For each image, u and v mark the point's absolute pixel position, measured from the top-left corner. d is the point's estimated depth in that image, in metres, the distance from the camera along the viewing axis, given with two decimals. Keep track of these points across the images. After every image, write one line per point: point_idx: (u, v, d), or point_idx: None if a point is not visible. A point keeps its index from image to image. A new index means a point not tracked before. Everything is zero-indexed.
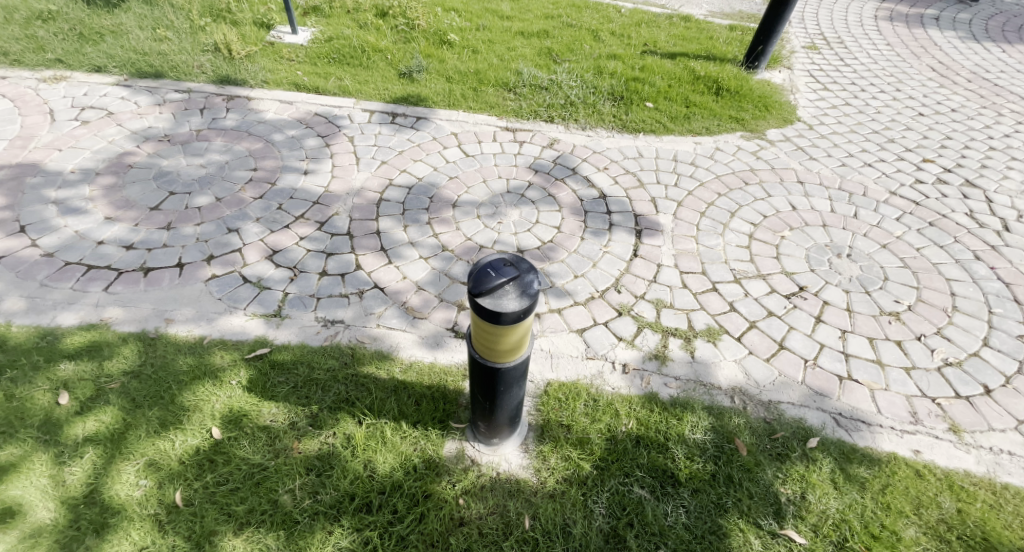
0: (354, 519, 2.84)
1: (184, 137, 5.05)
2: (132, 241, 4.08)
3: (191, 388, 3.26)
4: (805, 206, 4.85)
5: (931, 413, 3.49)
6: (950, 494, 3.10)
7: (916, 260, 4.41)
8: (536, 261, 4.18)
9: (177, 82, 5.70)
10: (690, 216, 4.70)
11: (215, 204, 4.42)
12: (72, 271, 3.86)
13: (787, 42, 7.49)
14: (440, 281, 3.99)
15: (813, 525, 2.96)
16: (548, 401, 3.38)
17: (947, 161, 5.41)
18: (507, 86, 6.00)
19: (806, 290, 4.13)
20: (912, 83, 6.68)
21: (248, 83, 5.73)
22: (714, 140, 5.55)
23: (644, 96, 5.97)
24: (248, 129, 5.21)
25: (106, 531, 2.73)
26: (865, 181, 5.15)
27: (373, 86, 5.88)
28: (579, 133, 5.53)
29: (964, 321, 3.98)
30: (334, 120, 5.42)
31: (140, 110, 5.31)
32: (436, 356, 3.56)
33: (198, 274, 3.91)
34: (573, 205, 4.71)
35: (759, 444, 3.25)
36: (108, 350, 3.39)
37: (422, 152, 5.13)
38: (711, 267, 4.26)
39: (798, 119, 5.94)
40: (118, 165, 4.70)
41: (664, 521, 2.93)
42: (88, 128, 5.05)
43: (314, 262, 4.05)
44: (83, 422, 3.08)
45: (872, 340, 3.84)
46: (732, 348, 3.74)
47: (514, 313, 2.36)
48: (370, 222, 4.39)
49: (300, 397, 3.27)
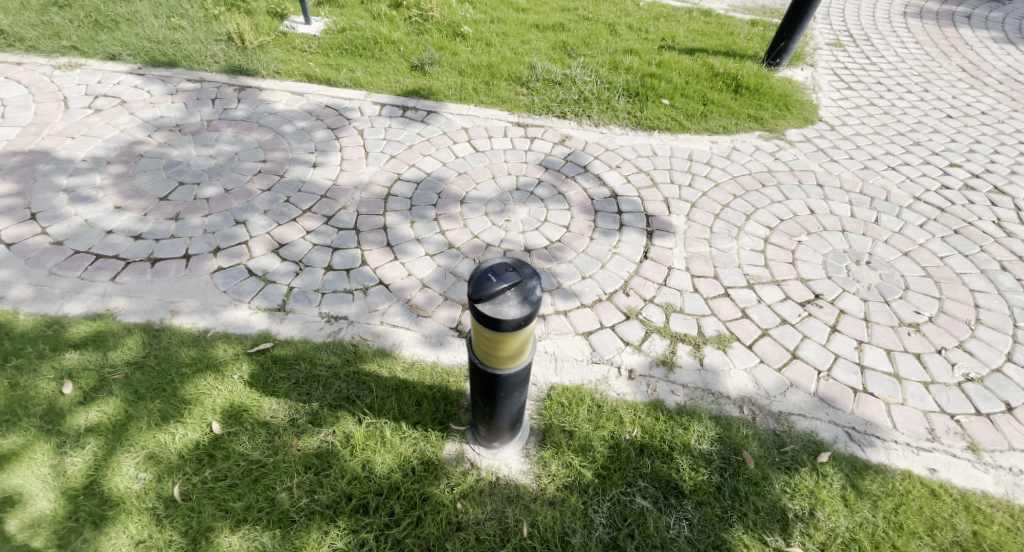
0: (350, 520, 2.81)
1: (195, 127, 5.05)
2: (140, 231, 4.09)
3: (192, 381, 3.25)
4: (824, 210, 4.70)
5: (950, 430, 3.37)
6: (966, 515, 2.99)
7: (939, 269, 4.25)
8: (544, 260, 4.11)
9: (190, 71, 5.71)
10: (703, 218, 4.57)
11: (223, 196, 4.40)
12: (81, 259, 3.87)
13: (811, 39, 7.28)
14: (446, 279, 3.93)
15: (820, 542, 2.88)
16: (550, 405, 3.33)
17: (974, 166, 5.22)
18: (520, 80, 5.90)
19: (822, 298, 4.01)
20: (941, 83, 6.46)
21: (260, 73, 5.72)
22: (731, 140, 5.41)
23: (660, 92, 5.84)
24: (259, 120, 5.19)
25: (104, 523, 2.73)
26: (888, 186, 4.97)
27: (385, 79, 5.82)
28: (592, 129, 5.42)
29: (988, 335, 3.84)
30: (344, 112, 5.38)
31: (152, 99, 5.32)
32: (439, 356, 3.52)
33: (204, 266, 3.90)
34: (584, 204, 4.62)
35: (767, 457, 3.17)
36: (113, 340, 3.39)
37: (432, 147, 5.06)
38: (724, 272, 4.15)
39: (820, 119, 5.77)
40: (129, 154, 4.70)
41: (666, 534, 2.86)
42: (101, 116, 5.07)
43: (320, 257, 4.02)
44: (86, 412, 3.09)
45: (890, 352, 3.72)
46: (743, 357, 3.65)
47: (514, 320, 2.34)
48: (376, 217, 4.35)
49: (301, 393, 3.25)
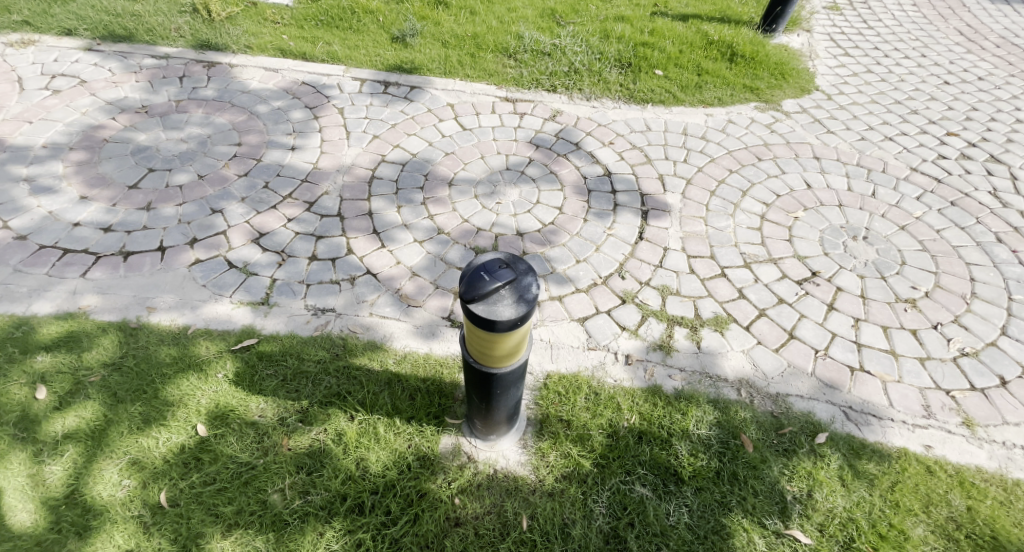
0: (346, 521, 2.73)
1: (163, 108, 4.76)
2: (110, 222, 3.87)
3: (174, 382, 3.12)
4: (820, 184, 4.60)
5: (945, 406, 3.36)
6: (960, 491, 3.00)
7: (936, 243, 4.20)
8: (537, 244, 3.98)
9: (153, 46, 5.37)
10: (698, 195, 4.45)
11: (197, 182, 4.18)
12: (47, 254, 3.66)
13: (806, 2, 7.05)
14: (436, 267, 3.79)
15: (818, 524, 2.86)
16: (547, 395, 3.26)
17: (971, 135, 5.12)
18: (507, 51, 5.64)
19: (819, 276, 3.95)
20: (939, 47, 6.31)
21: (230, 48, 5.40)
22: (726, 112, 5.24)
23: (653, 62, 5.62)
24: (231, 99, 4.92)
25: (89, 533, 2.62)
26: (885, 157, 4.87)
27: (364, 52, 5.53)
28: (583, 103, 5.23)
29: (983, 309, 3.81)
30: (323, 89, 5.11)
31: (114, 78, 5.00)
32: (431, 347, 3.41)
33: (180, 258, 3.71)
34: (576, 183, 4.46)
35: (765, 439, 3.14)
36: (87, 341, 3.23)
37: (416, 126, 4.84)
38: (720, 251, 4.06)
39: (817, 88, 5.61)
40: (93, 139, 4.43)
41: (665, 521, 2.82)
42: (59, 97, 4.76)
43: (303, 246, 3.85)
44: (62, 417, 2.95)
45: (887, 329, 3.68)
46: (740, 338, 3.58)
47: (509, 321, 2.22)
48: (361, 203, 4.16)
49: (289, 391, 3.13)
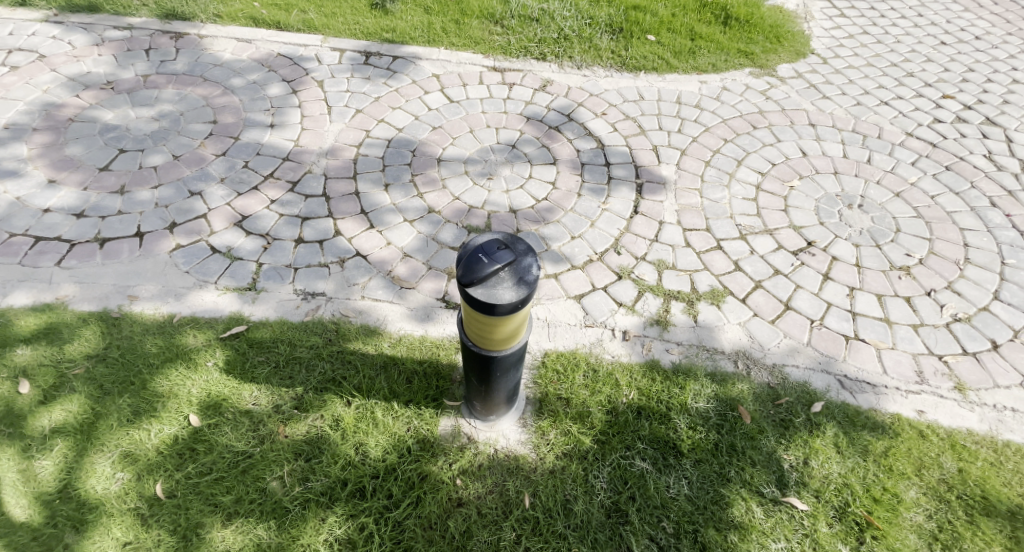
0: (347, 506, 2.69)
1: (131, 83, 4.51)
2: (83, 208, 3.69)
3: (162, 372, 3.02)
4: (815, 151, 4.54)
5: (937, 372, 3.40)
6: (952, 454, 3.04)
7: (930, 209, 4.19)
8: (530, 221, 3.89)
9: (116, 17, 5.06)
10: (694, 166, 4.37)
11: (173, 163, 3.99)
12: (18, 243, 3.49)
13: None
14: (428, 247, 3.69)
15: (815, 490, 2.88)
16: (546, 373, 3.23)
17: (966, 97, 5.07)
18: (494, 17, 5.42)
19: (815, 246, 3.92)
20: (934, 7, 6.20)
21: (200, 18, 5.11)
22: (720, 78, 5.12)
23: (646, 28, 5.45)
24: (204, 73, 4.67)
25: (85, 528, 2.55)
26: (880, 122, 4.82)
27: (342, 20, 5.27)
28: (575, 72, 5.06)
29: (976, 274, 3.83)
30: (301, 61, 4.88)
31: (76, 52, 4.71)
32: (427, 329, 3.34)
33: (161, 244, 3.56)
34: (569, 157, 4.35)
35: (763, 410, 3.15)
36: (68, 332, 3.10)
37: (401, 99, 4.66)
38: (716, 223, 4.01)
39: (811, 51, 5.49)
40: (57, 118, 4.19)
41: (666, 494, 2.82)
42: (18, 74, 4.48)
43: (289, 229, 3.71)
44: (49, 411, 2.84)
45: (881, 297, 3.69)
46: (736, 311, 3.56)
47: (510, 304, 2.15)
48: (347, 182, 4.02)
49: (283, 378, 3.06)
